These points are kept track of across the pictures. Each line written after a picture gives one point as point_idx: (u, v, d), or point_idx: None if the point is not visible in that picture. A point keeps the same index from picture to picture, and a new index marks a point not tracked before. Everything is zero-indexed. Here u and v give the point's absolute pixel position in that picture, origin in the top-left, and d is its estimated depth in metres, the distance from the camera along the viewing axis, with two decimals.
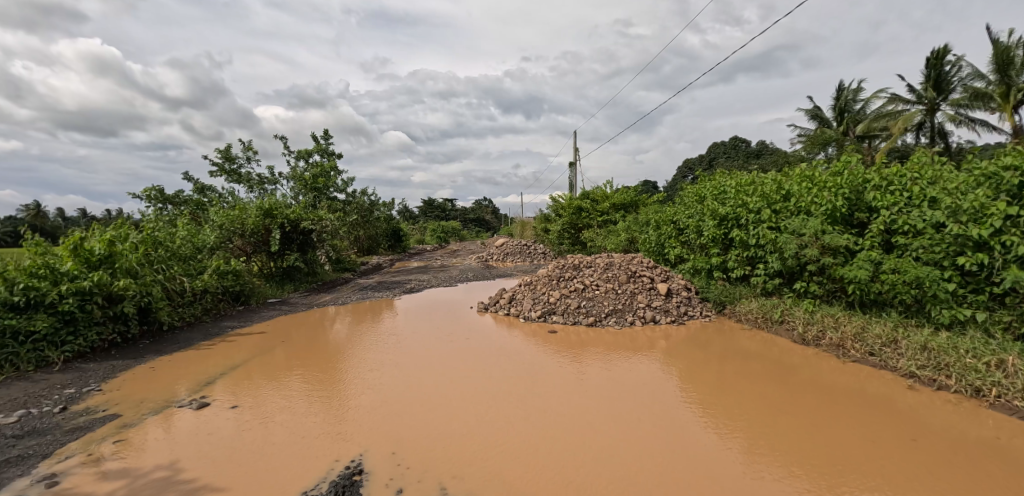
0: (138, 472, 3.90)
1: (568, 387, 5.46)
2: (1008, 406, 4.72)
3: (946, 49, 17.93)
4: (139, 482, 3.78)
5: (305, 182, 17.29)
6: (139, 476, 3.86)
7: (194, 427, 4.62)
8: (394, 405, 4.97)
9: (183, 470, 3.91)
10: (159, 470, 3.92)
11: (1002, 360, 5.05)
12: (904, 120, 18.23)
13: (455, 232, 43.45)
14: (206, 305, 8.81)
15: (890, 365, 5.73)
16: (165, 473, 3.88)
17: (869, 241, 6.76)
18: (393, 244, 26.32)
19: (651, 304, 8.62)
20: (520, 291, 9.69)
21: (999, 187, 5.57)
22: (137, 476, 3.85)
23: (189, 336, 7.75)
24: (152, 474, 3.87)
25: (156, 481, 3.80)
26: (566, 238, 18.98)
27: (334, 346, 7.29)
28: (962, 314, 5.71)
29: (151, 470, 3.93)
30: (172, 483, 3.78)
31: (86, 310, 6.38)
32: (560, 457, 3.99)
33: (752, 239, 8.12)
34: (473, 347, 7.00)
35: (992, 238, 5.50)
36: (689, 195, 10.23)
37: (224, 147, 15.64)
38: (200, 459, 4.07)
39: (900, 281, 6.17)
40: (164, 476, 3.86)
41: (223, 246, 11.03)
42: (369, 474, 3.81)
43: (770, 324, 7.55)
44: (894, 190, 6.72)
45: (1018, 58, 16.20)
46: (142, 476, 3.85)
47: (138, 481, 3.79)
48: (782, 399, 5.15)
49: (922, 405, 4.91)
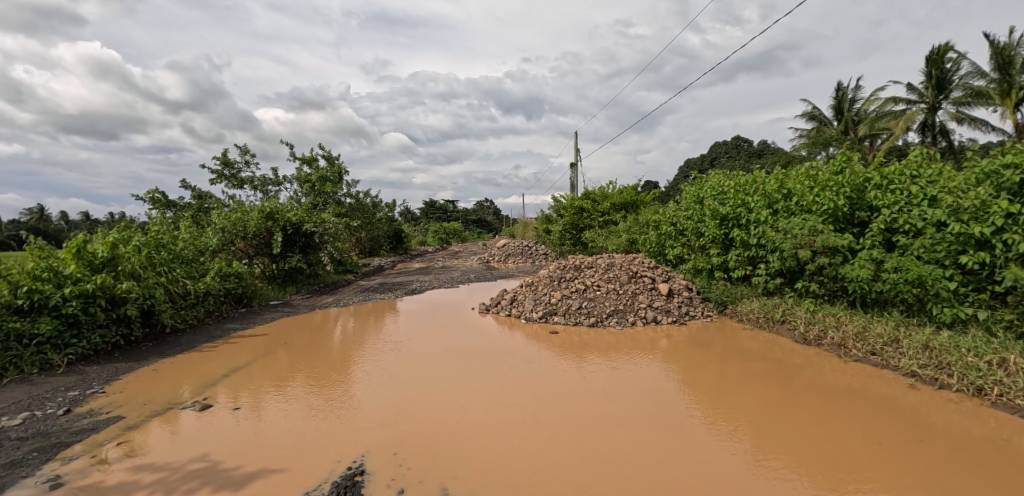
0: (173, 466, 4.01)
1: (570, 388, 5.47)
2: (1010, 405, 4.71)
3: (947, 47, 17.88)
4: (176, 474, 3.90)
5: (313, 186, 17.59)
6: (174, 470, 3.96)
7: (211, 422, 4.78)
8: (396, 406, 5.01)
9: (222, 461, 4.05)
10: (195, 462, 4.05)
11: (1004, 359, 5.04)
12: (905, 120, 18.20)
13: (456, 234, 43.48)
14: (208, 307, 8.87)
15: (892, 364, 5.72)
16: (202, 465, 4.01)
17: (870, 241, 6.77)
18: (394, 245, 26.30)
19: (652, 304, 8.63)
20: (520, 291, 9.69)
21: (1000, 185, 5.56)
22: (173, 469, 3.96)
23: (191, 339, 7.77)
24: (188, 466, 4.00)
25: (196, 472, 3.93)
26: (567, 239, 18.93)
27: (335, 347, 7.32)
28: (964, 313, 5.70)
29: (186, 463, 4.05)
30: (217, 470, 3.94)
31: (89, 312, 6.41)
32: (561, 459, 3.99)
33: (752, 239, 8.14)
34: (475, 348, 7.02)
35: (993, 236, 5.49)
36: (687, 195, 10.25)
37: (223, 152, 15.71)
38: (232, 452, 4.19)
39: (901, 280, 6.17)
40: (203, 467, 3.98)
41: (225, 249, 11.05)
42: (370, 475, 3.83)
43: (772, 324, 7.55)
44: (894, 189, 6.71)
45: (1019, 57, 16.13)
46: (178, 470, 3.96)
47: (174, 474, 3.90)
48: (784, 399, 5.15)
49: (923, 405, 4.90)
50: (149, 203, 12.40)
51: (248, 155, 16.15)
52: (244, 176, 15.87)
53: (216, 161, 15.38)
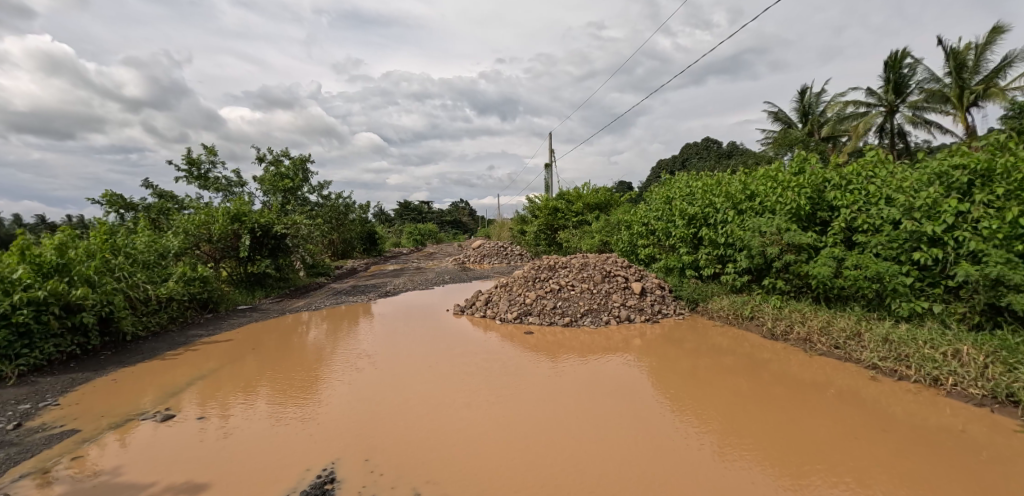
0: (115, 490, 3.73)
1: (543, 387, 5.51)
2: (964, 393, 4.93)
3: (903, 54, 18.62)
4: None
5: (274, 183, 17.01)
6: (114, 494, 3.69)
7: (170, 434, 4.57)
8: (368, 412, 4.91)
9: (165, 485, 3.77)
10: (139, 485, 3.77)
11: (957, 350, 5.26)
12: (865, 123, 18.94)
13: (432, 236, 43.03)
14: (172, 313, 8.53)
15: (855, 357, 5.92)
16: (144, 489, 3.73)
17: (832, 238, 6.99)
18: (368, 248, 25.91)
19: (626, 303, 8.73)
20: (495, 292, 9.67)
21: (950, 185, 5.84)
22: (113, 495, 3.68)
23: (153, 346, 7.47)
24: (131, 489, 3.73)
25: None
26: (542, 240, 19.02)
27: (306, 353, 7.14)
28: (920, 306, 5.95)
29: (128, 486, 3.78)
30: None
31: (42, 320, 6.11)
32: (534, 463, 3.94)
33: (721, 238, 8.34)
34: (448, 351, 6.96)
35: (945, 233, 5.74)
36: (656, 196, 10.43)
37: (186, 150, 15.16)
38: (182, 467, 3.99)
39: (861, 276, 6.40)
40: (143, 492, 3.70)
41: (189, 251, 10.64)
42: (341, 482, 3.74)
43: (741, 320, 7.75)
44: (852, 189, 6.93)
45: (971, 62, 16.96)
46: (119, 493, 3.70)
47: None
48: (752, 392, 5.29)
49: (884, 396, 5.08)
50: (106, 206, 11.86)
51: (212, 153, 15.62)
52: (208, 177, 15.34)
53: (181, 162, 14.86)
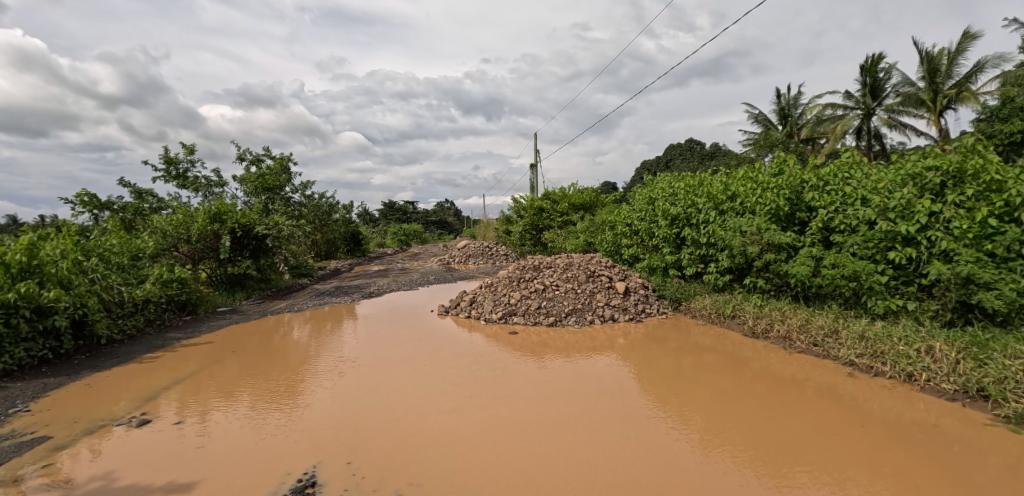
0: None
1: (527, 387, 5.51)
2: (937, 389, 5.06)
3: (879, 58, 19.06)
4: None
5: (257, 183, 16.81)
6: None
7: (146, 440, 4.47)
8: (350, 415, 4.86)
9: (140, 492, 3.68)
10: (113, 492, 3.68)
11: (931, 347, 5.39)
12: (843, 125, 19.35)
13: (417, 236, 42.79)
14: (149, 315, 8.33)
15: (832, 354, 6.04)
16: None
17: (810, 238, 7.12)
18: (352, 248, 25.67)
19: (610, 303, 8.78)
20: (480, 292, 9.65)
21: (924, 186, 5.99)
22: None
23: (129, 350, 7.29)
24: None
25: None
26: (527, 240, 19.06)
27: (287, 355, 7.03)
28: (895, 304, 6.09)
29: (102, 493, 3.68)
30: None
31: (12, 324, 5.93)
32: (518, 464, 3.94)
33: (703, 238, 8.44)
34: (432, 351, 6.92)
35: (919, 233, 5.89)
36: (640, 197, 10.52)
37: (165, 149, 14.86)
38: (159, 473, 3.90)
39: (839, 275, 6.53)
40: None
41: (166, 252, 10.42)
42: (322, 486, 3.69)
43: (723, 319, 7.85)
44: (829, 190, 7.07)
45: (943, 67, 17.43)
46: None
47: None
48: (734, 390, 5.36)
49: (861, 392, 5.19)
50: (80, 206, 11.55)
51: (192, 152, 15.32)
52: (188, 176, 15.06)
53: (159, 161, 14.55)
